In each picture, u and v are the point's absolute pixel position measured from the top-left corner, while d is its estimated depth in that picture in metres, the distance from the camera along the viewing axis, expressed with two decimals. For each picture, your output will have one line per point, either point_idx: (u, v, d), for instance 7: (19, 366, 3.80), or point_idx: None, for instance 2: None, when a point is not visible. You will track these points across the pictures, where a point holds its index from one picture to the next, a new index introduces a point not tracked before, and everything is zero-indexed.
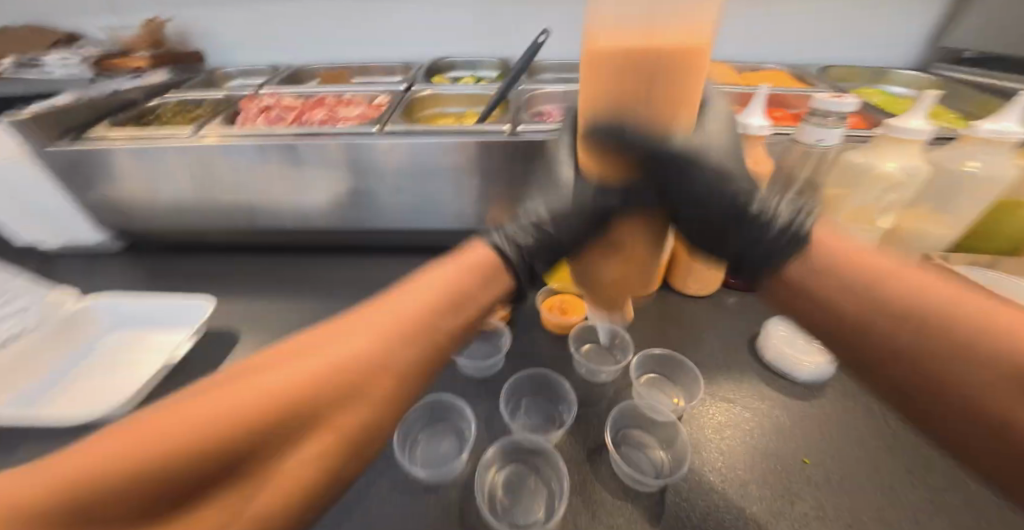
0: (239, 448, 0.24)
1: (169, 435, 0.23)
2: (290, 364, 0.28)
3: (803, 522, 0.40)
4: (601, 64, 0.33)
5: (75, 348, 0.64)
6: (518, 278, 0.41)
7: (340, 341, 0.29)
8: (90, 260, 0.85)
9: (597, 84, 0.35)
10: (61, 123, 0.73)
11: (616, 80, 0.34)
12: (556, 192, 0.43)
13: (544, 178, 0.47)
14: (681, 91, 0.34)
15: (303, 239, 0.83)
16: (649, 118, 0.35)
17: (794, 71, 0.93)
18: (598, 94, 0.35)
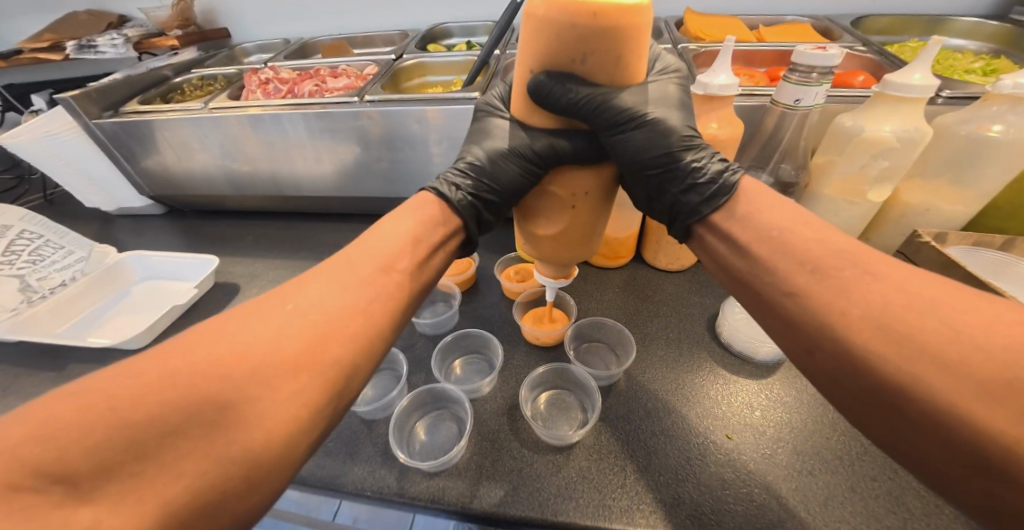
0: (208, 396, 0.27)
1: (134, 392, 0.26)
2: (247, 323, 0.31)
3: (706, 489, 0.41)
4: (545, 31, 0.32)
5: (114, 293, 0.76)
6: (467, 225, 0.43)
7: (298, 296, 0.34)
8: (139, 221, 0.99)
9: (536, 50, 0.33)
10: (103, 99, 0.82)
11: (555, 46, 0.32)
12: (494, 137, 0.43)
13: (488, 128, 0.45)
14: (626, 60, 0.33)
15: (306, 205, 0.90)
16: (593, 77, 0.33)
17: (818, 23, 0.83)
18: (538, 57, 0.34)
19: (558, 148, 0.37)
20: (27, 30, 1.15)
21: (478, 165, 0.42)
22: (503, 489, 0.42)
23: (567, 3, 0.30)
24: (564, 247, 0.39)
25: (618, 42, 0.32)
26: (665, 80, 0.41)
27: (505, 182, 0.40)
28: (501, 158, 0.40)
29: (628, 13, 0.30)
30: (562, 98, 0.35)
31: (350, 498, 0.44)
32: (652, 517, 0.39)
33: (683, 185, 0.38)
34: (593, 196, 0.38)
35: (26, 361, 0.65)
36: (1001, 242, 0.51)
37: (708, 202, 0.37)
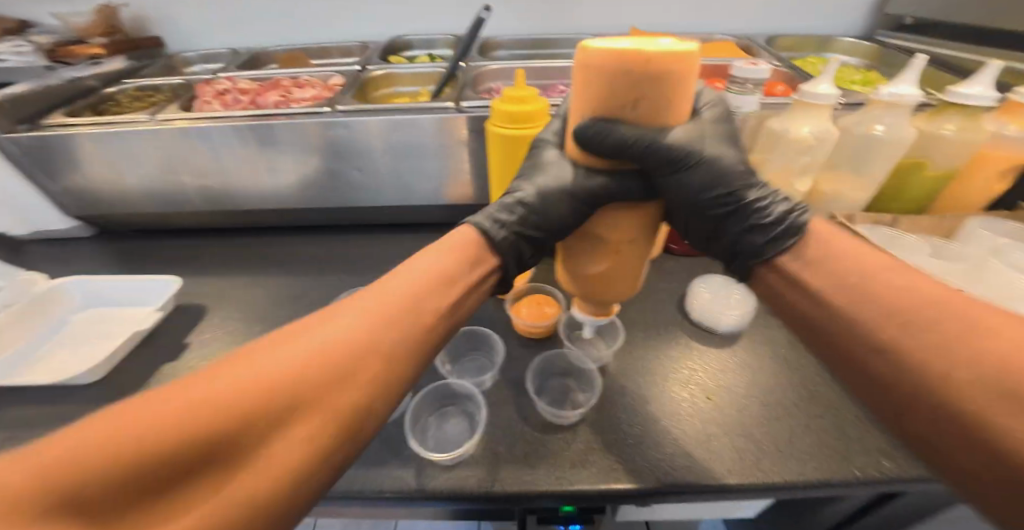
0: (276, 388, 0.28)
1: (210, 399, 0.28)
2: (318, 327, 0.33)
3: (693, 443, 0.47)
4: (591, 78, 0.33)
5: (46, 323, 0.64)
6: (506, 261, 0.44)
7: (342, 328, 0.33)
8: (62, 245, 0.87)
9: (583, 100, 0.35)
10: (17, 110, 0.72)
11: (601, 97, 0.34)
12: (546, 171, 0.44)
13: (535, 162, 0.45)
14: (677, 99, 0.34)
15: (268, 220, 0.87)
16: (642, 121, 0.34)
17: (740, 40, 0.97)
18: (586, 105, 0.35)
19: (611, 188, 0.38)
20: None
21: (527, 200, 0.43)
22: (518, 470, 0.45)
23: (619, 54, 0.31)
24: (610, 285, 0.41)
25: (663, 88, 0.33)
26: (717, 115, 0.42)
27: (558, 220, 0.41)
28: (552, 193, 0.41)
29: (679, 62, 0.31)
30: (612, 145, 0.36)
31: (366, 501, 0.44)
32: (658, 472, 0.44)
33: (743, 225, 0.39)
34: (639, 237, 0.40)
35: None
36: (891, 220, 0.63)
37: (772, 242, 0.38)
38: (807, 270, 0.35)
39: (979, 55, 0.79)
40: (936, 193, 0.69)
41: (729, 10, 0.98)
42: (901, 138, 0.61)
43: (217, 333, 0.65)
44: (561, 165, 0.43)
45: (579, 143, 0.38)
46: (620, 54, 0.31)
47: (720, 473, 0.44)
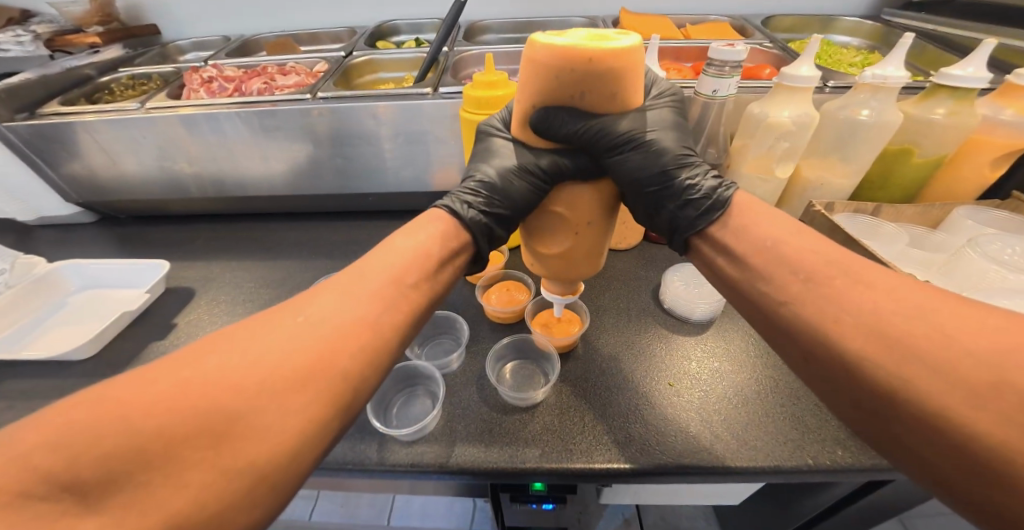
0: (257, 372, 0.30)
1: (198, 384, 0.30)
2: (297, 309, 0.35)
3: (652, 426, 0.49)
4: (540, 71, 0.35)
5: (45, 306, 0.68)
6: (477, 240, 0.44)
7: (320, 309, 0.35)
8: (66, 230, 0.91)
9: (531, 91, 0.36)
10: (16, 100, 0.75)
11: (548, 88, 0.35)
12: (498, 154, 0.45)
13: (487, 148, 0.46)
14: (621, 95, 0.36)
15: (260, 206, 0.89)
16: (591, 110, 0.36)
17: (734, 21, 0.94)
18: (533, 94, 0.36)
19: (561, 164, 0.39)
20: None
21: (488, 181, 0.43)
22: (477, 447, 0.47)
23: (562, 51, 0.33)
24: (572, 265, 0.41)
25: (611, 80, 0.34)
26: (660, 103, 0.45)
27: (514, 199, 0.41)
28: (508, 174, 0.42)
29: (620, 57, 0.33)
30: (561, 129, 0.37)
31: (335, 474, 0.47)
32: (613, 453, 0.46)
33: (680, 202, 0.42)
34: (597, 219, 0.40)
35: None
36: (873, 208, 0.62)
37: (705, 216, 0.41)
38: (766, 265, 0.36)
39: (983, 33, 0.76)
40: (925, 179, 0.67)
41: None
42: (886, 123, 0.59)
43: (206, 315, 0.68)
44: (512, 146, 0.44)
45: (531, 126, 0.39)
46: (563, 50, 0.33)
47: (673, 457, 0.46)
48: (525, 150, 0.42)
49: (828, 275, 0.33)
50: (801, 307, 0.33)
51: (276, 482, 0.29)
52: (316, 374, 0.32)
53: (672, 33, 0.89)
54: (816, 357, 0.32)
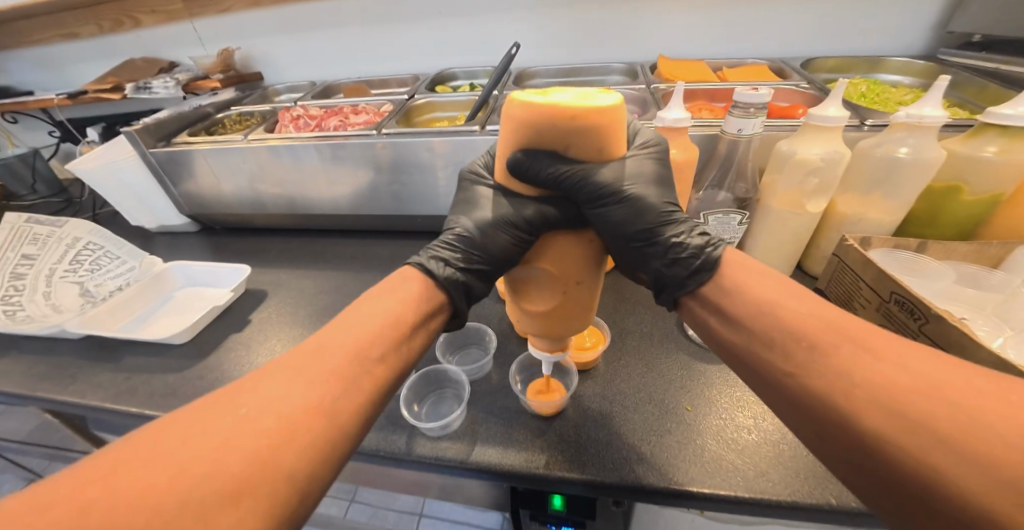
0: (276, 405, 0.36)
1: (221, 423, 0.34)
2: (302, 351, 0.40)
3: (666, 448, 0.50)
4: (529, 126, 0.40)
5: (156, 299, 0.78)
6: (452, 295, 0.48)
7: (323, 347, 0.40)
8: (176, 237, 1.08)
9: (519, 142, 0.41)
10: (159, 132, 0.92)
11: (538, 140, 0.40)
12: (479, 205, 0.50)
13: (474, 201, 0.51)
14: (605, 142, 0.41)
15: (327, 224, 1.01)
16: (577, 157, 0.41)
17: (774, 64, 0.96)
18: (520, 143, 0.41)
19: (549, 217, 0.44)
20: (88, 76, 1.29)
21: (465, 235, 0.49)
22: (496, 449, 0.51)
23: (542, 108, 0.38)
24: (558, 320, 0.45)
25: (597, 133, 0.40)
26: (644, 154, 0.49)
27: (495, 249, 0.47)
28: (490, 227, 0.47)
29: (597, 117, 0.39)
30: (540, 172, 0.42)
31: (369, 457, 0.52)
32: (625, 469, 0.48)
33: (667, 260, 0.46)
34: (583, 277, 0.44)
35: (75, 351, 0.69)
36: (916, 244, 0.60)
37: (695, 276, 0.44)
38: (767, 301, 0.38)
39: None
40: (982, 217, 0.64)
41: (763, 36, 0.99)
42: (926, 160, 0.58)
43: (275, 314, 0.77)
44: (495, 194, 0.49)
45: (510, 171, 0.44)
46: (550, 109, 0.38)
47: (684, 479, 0.47)
48: (507, 201, 0.47)
49: (837, 344, 0.35)
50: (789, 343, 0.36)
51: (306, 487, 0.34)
52: (357, 361, 0.40)
53: (710, 76, 0.93)
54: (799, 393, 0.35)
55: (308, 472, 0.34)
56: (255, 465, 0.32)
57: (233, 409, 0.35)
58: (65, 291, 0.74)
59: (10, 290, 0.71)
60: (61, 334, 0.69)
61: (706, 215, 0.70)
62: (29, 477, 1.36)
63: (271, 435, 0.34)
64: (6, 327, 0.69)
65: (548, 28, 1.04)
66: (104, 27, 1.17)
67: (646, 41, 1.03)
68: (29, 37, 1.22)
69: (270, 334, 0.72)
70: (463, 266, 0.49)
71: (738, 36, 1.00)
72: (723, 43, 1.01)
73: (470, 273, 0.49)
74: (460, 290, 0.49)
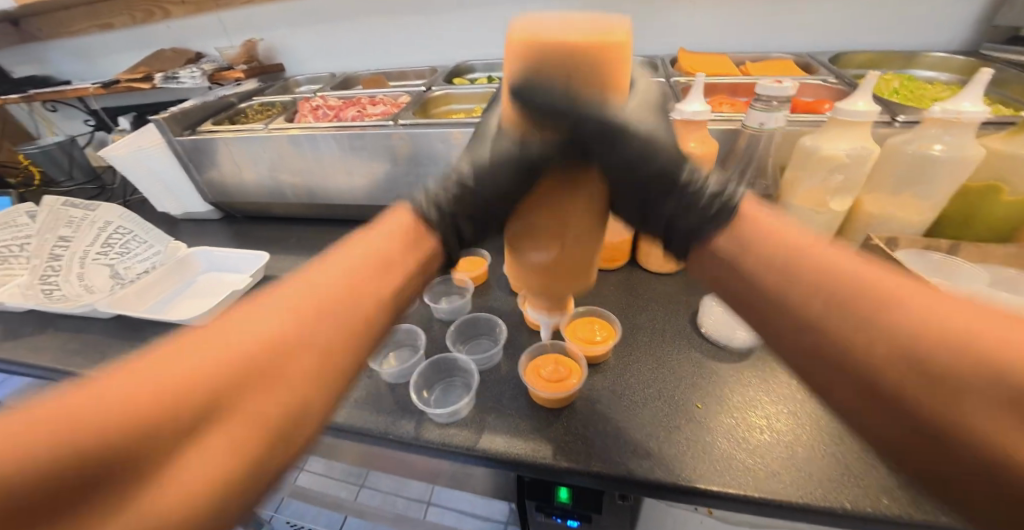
0: (244, 348, 0.28)
1: (161, 363, 0.26)
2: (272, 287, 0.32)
3: (675, 444, 0.49)
4: (526, 52, 0.34)
5: (181, 282, 0.81)
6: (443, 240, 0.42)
7: (309, 281, 0.33)
8: (199, 224, 1.11)
9: (514, 70, 0.35)
10: (185, 121, 0.95)
11: (536, 66, 0.34)
12: (479, 145, 0.44)
13: (473, 143, 0.45)
14: (616, 72, 0.35)
15: (343, 213, 1.03)
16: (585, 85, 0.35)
17: (801, 59, 0.93)
18: (517, 69, 0.35)
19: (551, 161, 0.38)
20: (121, 66, 1.33)
21: (463, 179, 0.43)
22: (503, 438, 0.51)
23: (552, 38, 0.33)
24: (554, 282, 0.43)
25: (605, 62, 0.34)
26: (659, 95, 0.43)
27: (493, 192, 0.41)
28: (488, 162, 0.40)
29: (610, 50, 0.34)
30: (541, 100, 0.36)
31: (378, 442, 0.53)
32: (633, 465, 0.47)
33: (682, 204, 0.39)
34: (584, 237, 0.41)
35: (105, 331, 0.72)
36: (946, 246, 0.57)
37: (714, 221, 0.37)
38: None
39: None
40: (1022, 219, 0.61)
41: (789, 28, 0.96)
42: (960, 158, 0.55)
43: None
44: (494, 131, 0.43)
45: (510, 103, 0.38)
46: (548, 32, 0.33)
47: (692, 476, 0.46)
48: (502, 133, 0.41)
49: None
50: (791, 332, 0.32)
51: (280, 437, 0.28)
52: (349, 295, 0.33)
53: (733, 70, 0.91)
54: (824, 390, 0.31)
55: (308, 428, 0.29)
56: (263, 421, 0.27)
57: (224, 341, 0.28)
58: (97, 273, 0.76)
59: (48, 270, 0.74)
60: (93, 313, 0.73)
61: None
62: None
63: (272, 385, 0.28)
64: (46, 305, 0.72)
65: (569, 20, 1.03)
66: (136, 17, 1.20)
67: (667, 34, 1.01)
68: (67, 29, 1.26)
69: None
70: (457, 212, 0.43)
71: (763, 28, 0.97)
72: (747, 36, 0.98)
73: (467, 216, 0.43)
74: (452, 235, 0.43)
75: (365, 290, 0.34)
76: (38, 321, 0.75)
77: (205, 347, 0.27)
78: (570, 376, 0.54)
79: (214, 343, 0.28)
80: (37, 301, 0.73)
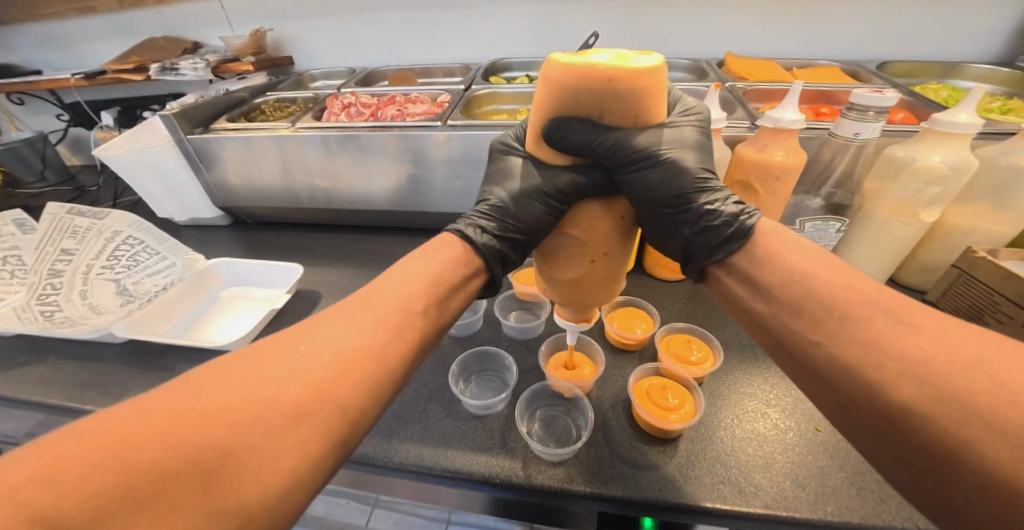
0: (204, 454, 0.26)
1: (68, 472, 0.24)
2: (394, 277, 0.40)
3: (806, 473, 0.46)
4: (563, 89, 0.36)
5: (203, 298, 0.72)
6: (490, 267, 0.45)
7: (290, 359, 0.32)
8: (205, 231, 1.00)
9: (550, 107, 0.37)
10: (195, 117, 0.85)
11: (571, 105, 0.36)
12: (510, 173, 0.46)
13: (502, 170, 0.47)
14: (646, 107, 0.37)
15: (371, 220, 0.95)
16: (616, 121, 0.37)
17: (848, 66, 0.93)
18: (555, 105, 0.37)
19: (580, 184, 0.40)
20: (104, 56, 1.20)
21: (500, 206, 0.45)
22: (623, 475, 0.46)
23: (583, 70, 0.34)
24: (585, 292, 0.42)
25: (636, 99, 0.36)
26: (685, 120, 0.44)
27: (529, 219, 0.43)
28: (523, 197, 0.43)
29: (640, 84, 0.35)
30: (575, 139, 0.38)
31: (476, 484, 0.47)
32: (770, 499, 0.44)
33: (696, 227, 0.42)
34: (611, 249, 0.40)
35: (119, 359, 0.62)
36: None
37: (726, 245, 0.40)
38: None
39: None
40: None
41: (833, 34, 0.95)
42: None
43: None
44: None
45: (543, 140, 0.40)
46: (583, 69, 0.34)
47: (837, 510, 0.43)
48: (537, 168, 0.43)
49: None
50: (836, 347, 0.32)
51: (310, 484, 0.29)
52: (302, 421, 0.29)
53: (785, 75, 0.90)
54: (854, 405, 0.31)
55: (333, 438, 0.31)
56: (283, 420, 0.29)
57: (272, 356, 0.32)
58: (102, 289, 0.67)
59: (47, 289, 0.65)
60: (104, 338, 0.63)
61: (803, 222, 0.67)
62: None
63: (298, 400, 0.30)
64: (44, 330, 0.62)
65: (612, 19, 0.99)
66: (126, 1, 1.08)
67: (712, 37, 0.99)
68: (42, 11, 1.12)
69: None
70: (497, 233, 0.45)
71: (807, 33, 0.96)
72: (790, 41, 0.97)
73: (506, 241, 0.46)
74: (494, 258, 0.45)
75: (413, 297, 0.38)
76: (34, 348, 0.65)
77: (272, 337, 0.34)
78: (685, 406, 0.50)
79: (159, 447, 0.26)
80: (36, 326, 0.63)
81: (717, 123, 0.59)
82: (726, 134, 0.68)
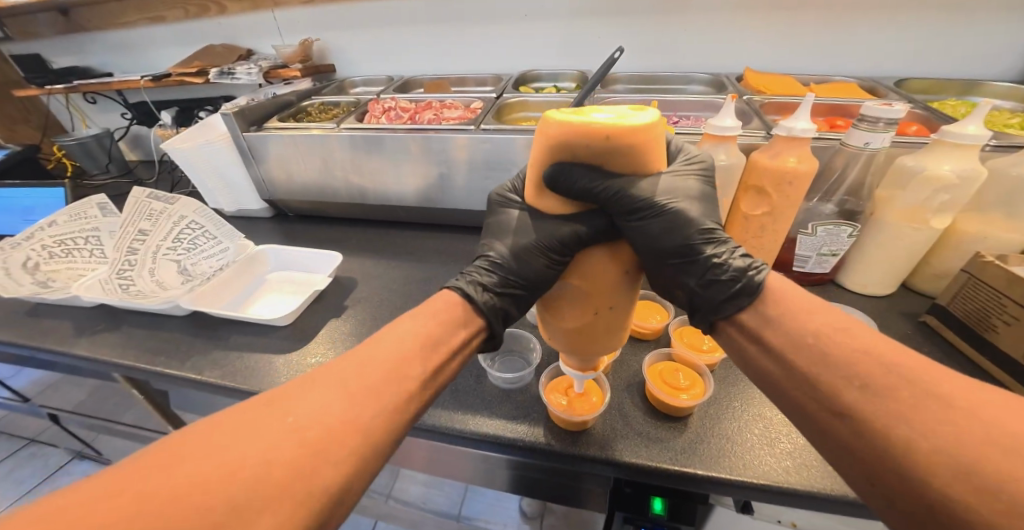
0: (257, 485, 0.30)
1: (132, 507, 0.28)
2: (388, 336, 0.41)
3: (812, 450, 0.49)
4: (561, 143, 0.36)
5: (251, 280, 0.78)
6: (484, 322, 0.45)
7: (314, 401, 0.35)
8: (251, 221, 1.09)
9: (550, 161, 0.37)
10: (250, 116, 0.93)
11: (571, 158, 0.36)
12: (512, 226, 0.46)
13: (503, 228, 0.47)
14: (643, 159, 0.37)
15: (403, 216, 1.01)
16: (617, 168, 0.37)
17: (865, 82, 0.96)
18: (553, 157, 0.37)
19: (583, 235, 0.39)
20: (166, 60, 1.31)
21: (500, 261, 0.46)
22: (637, 446, 0.50)
23: (580, 126, 0.35)
24: (591, 339, 0.40)
25: (636, 152, 0.36)
26: (688, 170, 0.45)
27: (530, 274, 0.43)
28: (523, 251, 0.43)
29: (642, 139, 0.36)
30: (577, 185, 0.38)
31: (500, 447, 0.52)
32: (773, 471, 0.47)
33: (709, 280, 0.42)
34: (620, 303, 0.39)
35: (181, 329, 0.69)
36: None
37: (743, 301, 0.40)
38: None
39: None
40: None
41: (852, 52, 0.98)
42: None
43: (368, 299, 0.77)
44: None
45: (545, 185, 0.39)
46: (581, 127, 0.35)
47: (839, 485, 0.46)
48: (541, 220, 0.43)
49: None
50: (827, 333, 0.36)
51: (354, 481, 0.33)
52: (349, 436, 0.34)
53: (804, 89, 0.93)
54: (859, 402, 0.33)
55: (347, 480, 0.33)
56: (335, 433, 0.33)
57: (277, 413, 0.34)
58: (166, 268, 0.74)
59: (124, 264, 0.72)
60: (169, 310, 0.70)
61: (815, 226, 0.69)
62: (71, 450, 1.33)
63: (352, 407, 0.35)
64: (122, 301, 0.69)
65: (638, 35, 1.04)
66: (190, 12, 1.19)
67: (733, 53, 1.03)
68: (116, 20, 1.24)
69: (360, 321, 0.71)
70: (498, 291, 0.46)
71: (826, 51, 0.99)
72: (810, 57, 1.01)
73: (505, 297, 0.46)
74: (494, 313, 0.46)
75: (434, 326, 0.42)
76: (108, 317, 0.72)
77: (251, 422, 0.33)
78: (695, 387, 0.53)
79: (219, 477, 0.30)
80: (114, 296, 0.70)
81: (734, 129, 0.63)
82: (741, 143, 0.72)
